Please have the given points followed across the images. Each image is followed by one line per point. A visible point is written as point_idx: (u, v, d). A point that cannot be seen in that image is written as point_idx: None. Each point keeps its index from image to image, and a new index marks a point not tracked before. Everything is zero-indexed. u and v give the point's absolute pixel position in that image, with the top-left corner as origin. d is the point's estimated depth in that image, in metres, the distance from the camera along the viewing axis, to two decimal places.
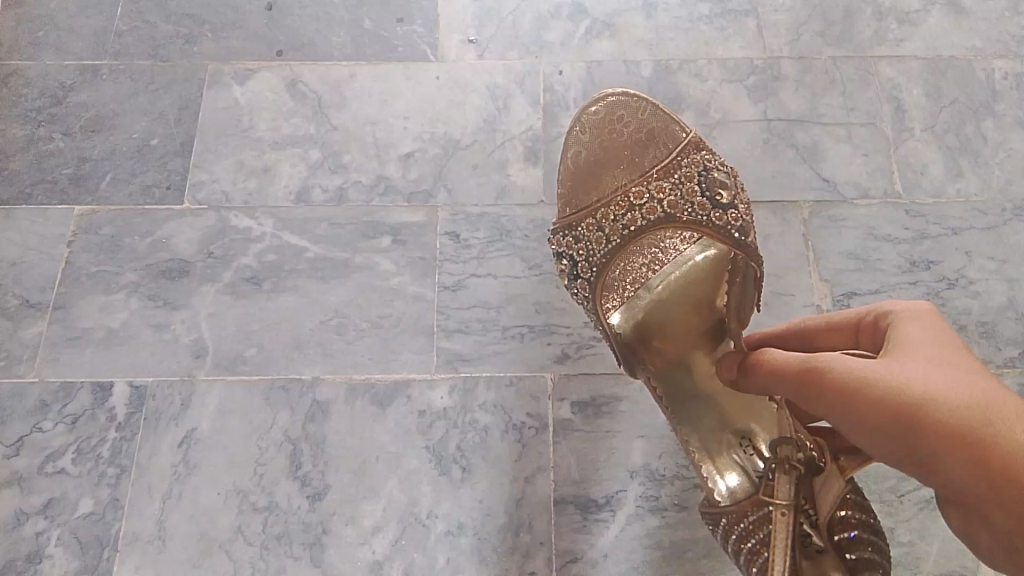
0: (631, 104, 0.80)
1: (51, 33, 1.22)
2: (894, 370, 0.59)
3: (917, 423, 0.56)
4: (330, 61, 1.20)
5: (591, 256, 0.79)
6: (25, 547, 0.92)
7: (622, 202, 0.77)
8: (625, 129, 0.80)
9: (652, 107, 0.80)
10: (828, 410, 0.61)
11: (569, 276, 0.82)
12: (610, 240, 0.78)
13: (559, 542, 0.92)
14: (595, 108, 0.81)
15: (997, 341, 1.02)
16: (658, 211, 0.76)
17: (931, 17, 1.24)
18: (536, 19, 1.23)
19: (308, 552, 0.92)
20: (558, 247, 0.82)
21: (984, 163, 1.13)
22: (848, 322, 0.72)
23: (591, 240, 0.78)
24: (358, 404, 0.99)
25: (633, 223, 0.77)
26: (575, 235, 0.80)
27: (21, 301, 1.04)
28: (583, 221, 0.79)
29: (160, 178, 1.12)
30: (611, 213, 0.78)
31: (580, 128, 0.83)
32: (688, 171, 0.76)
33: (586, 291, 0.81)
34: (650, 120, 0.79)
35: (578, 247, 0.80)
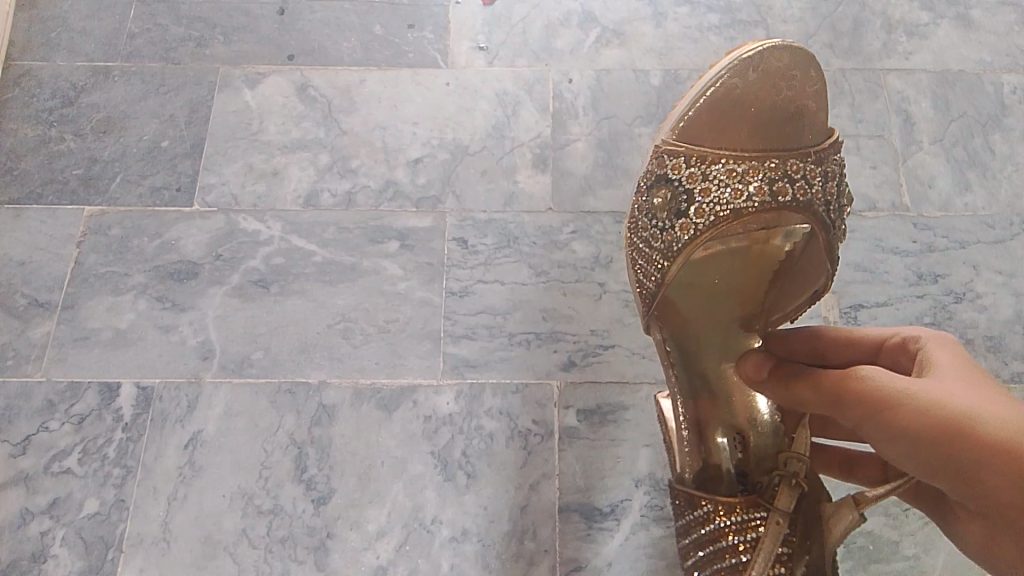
0: (807, 67, 0.72)
1: (63, 34, 1.22)
2: (931, 387, 0.60)
3: (958, 439, 0.56)
4: (341, 66, 1.21)
5: (714, 208, 0.74)
6: (30, 546, 0.92)
7: (773, 170, 0.72)
8: (791, 88, 0.72)
9: (819, 86, 0.73)
10: (860, 421, 0.61)
11: (671, 210, 0.75)
12: (745, 201, 0.73)
13: (564, 550, 0.92)
14: (775, 46, 0.72)
15: (1004, 355, 1.02)
16: (804, 197, 0.72)
17: (939, 30, 1.24)
18: (546, 27, 1.24)
19: (312, 556, 0.92)
20: (677, 175, 0.74)
21: (992, 177, 1.13)
22: (870, 341, 0.72)
23: (724, 187, 0.73)
24: (364, 408, 0.99)
25: (775, 190, 0.72)
26: (702, 172, 0.73)
27: (30, 300, 1.05)
28: (721, 168, 0.73)
29: (170, 180, 1.12)
30: (759, 175, 0.72)
31: (757, 63, 0.71)
32: (832, 170, 0.74)
33: (684, 233, 0.75)
34: (810, 98, 0.73)
35: (706, 188, 0.74)
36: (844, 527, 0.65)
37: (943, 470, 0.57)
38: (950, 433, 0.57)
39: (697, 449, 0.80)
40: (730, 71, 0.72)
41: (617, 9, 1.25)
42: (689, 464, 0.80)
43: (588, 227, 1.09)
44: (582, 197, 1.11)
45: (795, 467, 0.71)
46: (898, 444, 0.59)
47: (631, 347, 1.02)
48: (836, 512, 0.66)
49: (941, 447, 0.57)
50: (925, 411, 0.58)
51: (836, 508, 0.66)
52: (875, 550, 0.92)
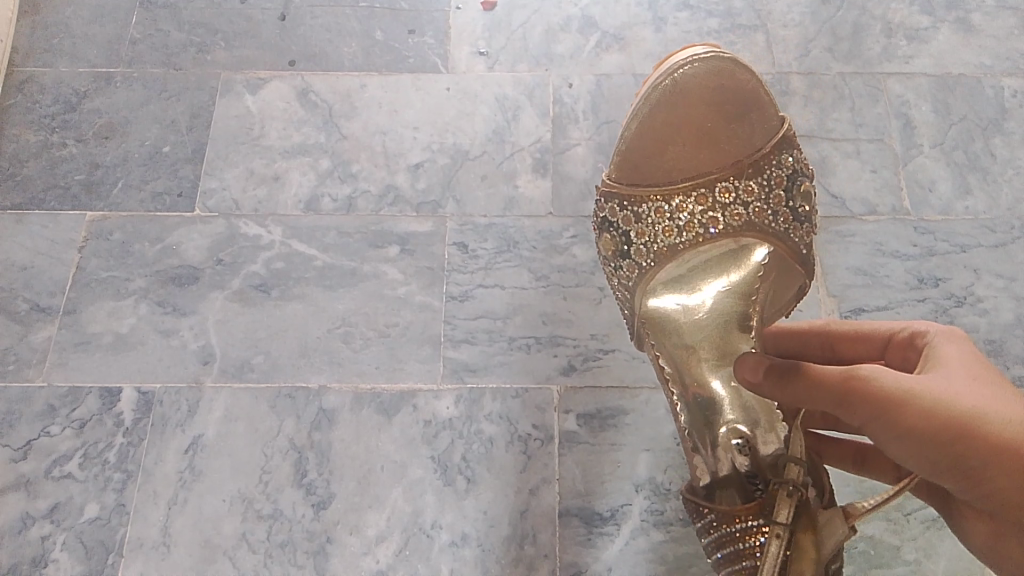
0: (727, 76, 0.76)
1: (66, 41, 1.23)
2: (937, 386, 0.61)
3: (967, 440, 0.58)
4: (342, 71, 1.21)
5: (655, 239, 0.78)
6: (30, 551, 0.92)
7: (706, 196, 0.77)
8: (712, 108, 0.76)
9: (751, 85, 0.77)
10: (868, 422, 0.61)
11: (619, 252, 0.81)
12: (683, 229, 0.78)
13: (563, 554, 0.92)
14: (690, 70, 0.76)
15: (1005, 359, 1.02)
16: (741, 214, 0.76)
17: (939, 34, 1.24)
18: (546, 32, 1.24)
19: (311, 561, 0.92)
20: (618, 216, 0.80)
21: (992, 180, 1.13)
22: (881, 335, 0.76)
23: (660, 225, 0.78)
24: (364, 412, 0.99)
25: (709, 217, 0.77)
26: (637, 213, 0.79)
27: (31, 305, 1.05)
28: (656, 201, 0.78)
29: (171, 185, 1.12)
30: (694, 204, 0.77)
31: (676, 86, 0.76)
32: (777, 173, 0.77)
33: (632, 273, 0.80)
34: (745, 100, 0.77)
35: (643, 228, 0.79)
36: (834, 542, 0.63)
37: (950, 469, 0.59)
38: (960, 434, 0.58)
39: (707, 454, 0.75)
40: (652, 100, 0.77)
41: (618, 13, 1.26)
42: (700, 470, 0.75)
43: (588, 231, 1.09)
44: (582, 201, 1.11)
45: (792, 474, 0.67)
46: (906, 444, 0.60)
47: (630, 352, 1.02)
48: (827, 524, 0.64)
49: (949, 447, 0.59)
50: (935, 411, 0.59)
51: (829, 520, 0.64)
52: (876, 555, 0.92)
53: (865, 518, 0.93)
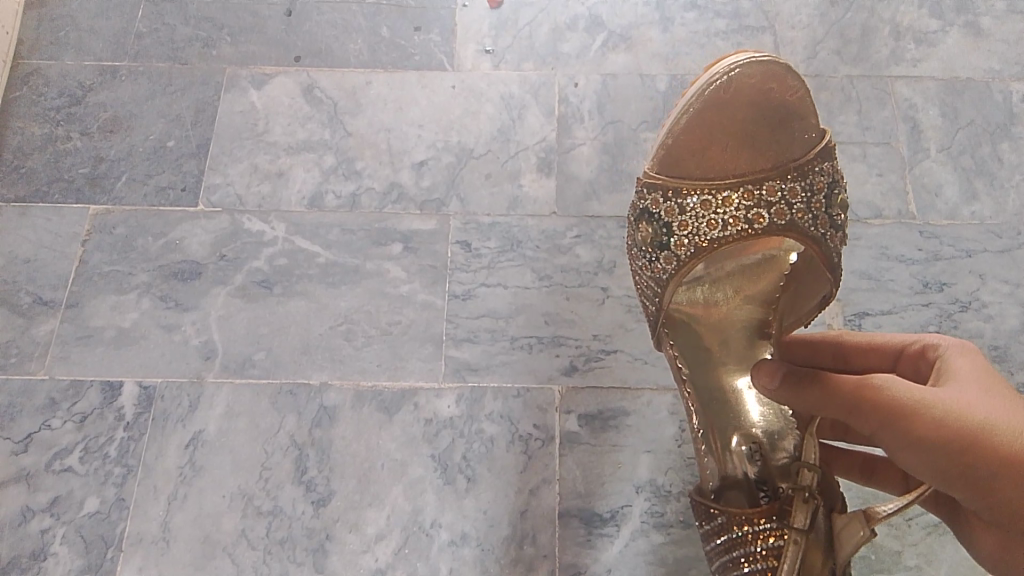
0: (783, 79, 0.68)
1: (72, 34, 1.23)
2: (948, 395, 0.61)
3: (976, 449, 0.58)
4: (347, 68, 1.21)
5: (695, 236, 0.72)
6: (29, 544, 0.92)
7: (748, 195, 0.71)
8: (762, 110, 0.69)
9: (803, 93, 0.69)
10: (878, 429, 0.62)
11: (654, 244, 0.75)
12: (726, 228, 0.71)
13: (563, 555, 0.92)
14: (746, 69, 0.67)
15: (1010, 365, 1.01)
16: (786, 216, 0.70)
17: (948, 38, 1.24)
18: (552, 31, 1.24)
19: (311, 558, 0.92)
20: (656, 207, 0.73)
21: (1000, 186, 1.13)
22: (892, 350, 0.76)
23: (701, 220, 0.72)
24: (365, 410, 0.99)
25: (751, 217, 0.71)
26: (682, 205, 0.72)
27: (34, 298, 1.05)
28: (697, 196, 0.72)
29: (175, 180, 1.12)
30: (737, 202, 0.71)
31: (726, 90, 0.68)
32: (819, 178, 0.72)
33: (669, 265, 0.74)
34: (796, 106, 0.70)
35: (685, 223, 0.72)
36: (851, 547, 0.64)
37: (959, 480, 0.59)
38: (970, 444, 0.58)
39: (718, 458, 0.79)
40: (700, 103, 0.68)
41: (625, 13, 1.25)
42: (710, 473, 0.80)
43: (592, 232, 1.09)
44: (586, 201, 1.11)
45: (807, 479, 0.69)
46: (916, 454, 0.60)
47: (633, 353, 1.01)
48: (847, 528, 0.64)
49: (959, 455, 0.58)
50: (945, 421, 0.59)
51: (848, 521, 0.64)
52: (876, 560, 0.91)
53: None
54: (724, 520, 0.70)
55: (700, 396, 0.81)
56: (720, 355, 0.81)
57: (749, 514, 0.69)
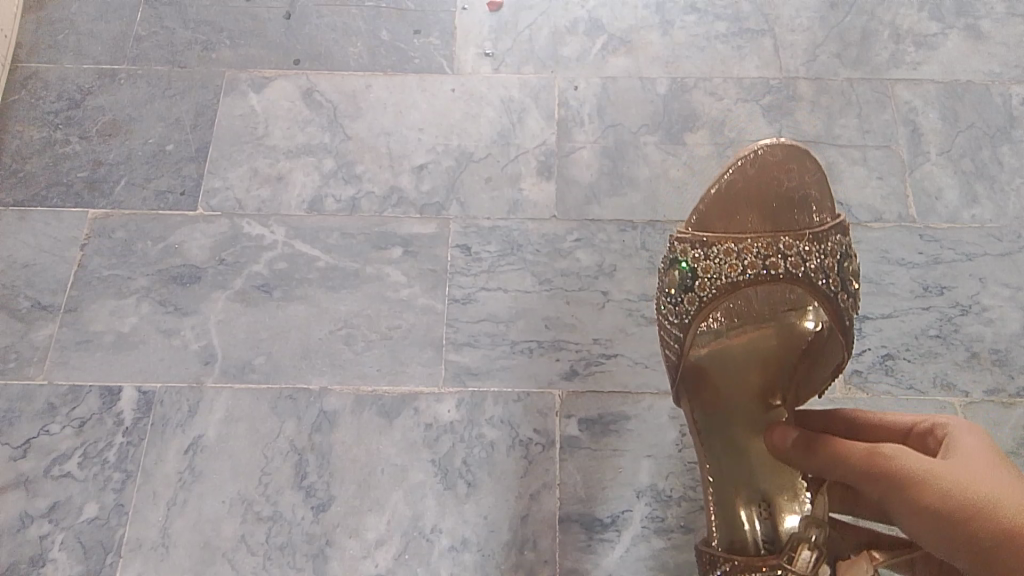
0: (802, 160, 0.72)
1: (71, 37, 1.23)
2: (957, 466, 0.59)
3: (977, 521, 0.56)
4: (347, 71, 1.21)
5: (716, 281, 0.74)
6: (28, 550, 0.92)
7: (768, 248, 0.72)
8: (786, 182, 0.73)
9: (820, 174, 0.74)
10: (886, 498, 0.61)
11: (679, 287, 0.76)
12: (745, 275, 0.73)
13: (563, 561, 0.92)
14: (771, 148, 0.72)
15: (1010, 369, 1.01)
16: (801, 269, 0.72)
17: (948, 41, 1.24)
18: (553, 34, 1.24)
19: (310, 563, 0.92)
20: (683, 255, 0.75)
21: (1000, 189, 1.12)
22: (901, 427, 0.71)
23: (723, 266, 0.73)
24: (365, 415, 0.99)
25: (770, 270, 0.72)
26: (708, 253, 0.74)
27: (32, 303, 1.05)
28: (721, 247, 0.73)
29: (174, 184, 1.12)
30: (757, 251, 0.73)
31: (752, 163, 0.72)
32: (835, 246, 0.74)
33: (691, 306, 0.75)
34: (812, 185, 0.74)
35: (707, 270, 0.74)
36: None
37: (963, 552, 0.56)
38: (975, 514, 0.56)
39: (727, 514, 0.80)
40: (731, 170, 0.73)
41: (625, 17, 1.25)
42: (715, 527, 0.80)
43: (593, 236, 1.09)
44: (587, 205, 1.11)
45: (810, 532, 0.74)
46: (921, 524, 0.59)
47: (633, 357, 1.01)
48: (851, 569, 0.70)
49: (960, 526, 0.56)
50: (951, 491, 0.58)
51: (852, 564, 0.70)
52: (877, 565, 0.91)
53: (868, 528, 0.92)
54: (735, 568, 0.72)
55: (710, 445, 0.82)
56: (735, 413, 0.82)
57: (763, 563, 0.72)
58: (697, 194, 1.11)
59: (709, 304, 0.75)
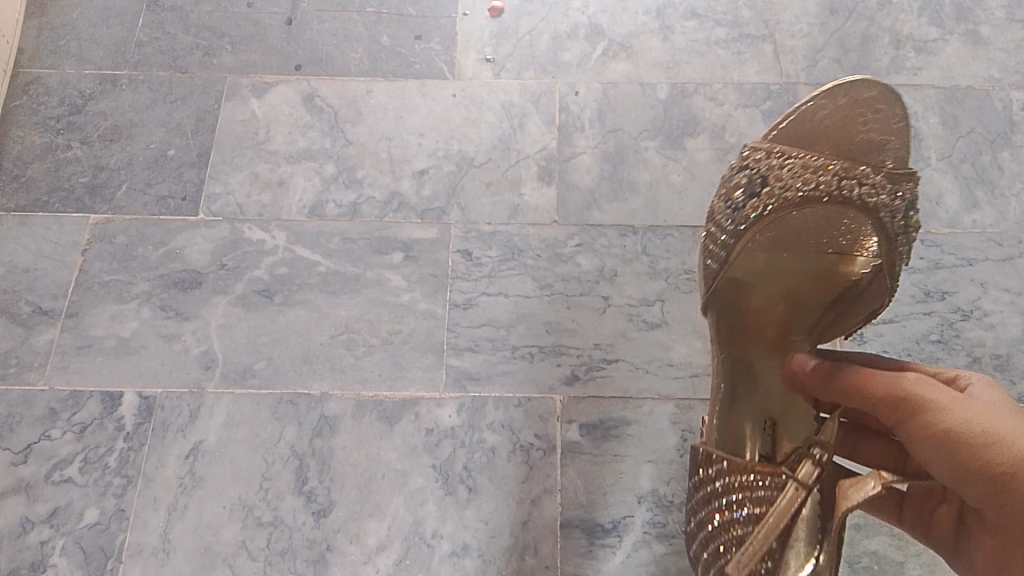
0: (892, 105, 0.75)
1: (73, 42, 1.23)
2: (971, 402, 0.61)
3: (984, 451, 0.58)
4: (348, 77, 1.21)
5: (784, 193, 0.75)
6: (28, 555, 0.92)
7: (842, 175, 0.74)
8: (869, 123, 0.76)
9: (904, 125, 0.76)
10: (902, 424, 0.63)
11: (742, 194, 0.77)
12: (815, 194, 0.74)
13: (564, 566, 0.92)
14: (867, 85, 0.74)
15: (1011, 374, 1.01)
16: (869, 203, 0.73)
17: (948, 46, 1.24)
18: (553, 39, 1.24)
19: (311, 569, 0.92)
20: (755, 164, 0.76)
21: (1000, 194, 1.13)
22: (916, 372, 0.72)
23: (797, 180, 0.74)
24: (366, 421, 0.99)
25: (842, 194, 0.73)
26: (780, 166, 0.75)
27: (33, 308, 1.05)
28: (796, 162, 0.74)
29: (176, 189, 1.12)
30: (830, 175, 0.74)
31: (845, 93, 0.74)
32: (906, 196, 0.74)
33: (752, 214, 0.76)
34: (893, 132, 0.76)
35: (781, 180, 0.75)
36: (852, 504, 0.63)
37: (978, 479, 0.58)
38: (982, 444, 0.58)
39: (729, 425, 0.80)
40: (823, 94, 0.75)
41: (625, 22, 1.25)
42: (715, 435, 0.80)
43: (593, 241, 1.09)
44: (587, 210, 1.11)
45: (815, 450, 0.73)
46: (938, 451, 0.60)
47: (634, 362, 1.01)
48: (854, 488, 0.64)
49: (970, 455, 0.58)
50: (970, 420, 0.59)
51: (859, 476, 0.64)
52: (879, 570, 0.91)
53: (869, 533, 0.92)
54: (724, 469, 0.73)
55: (728, 361, 0.82)
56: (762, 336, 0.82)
57: (756, 467, 0.72)
58: (697, 199, 1.12)
59: (770, 215, 0.76)
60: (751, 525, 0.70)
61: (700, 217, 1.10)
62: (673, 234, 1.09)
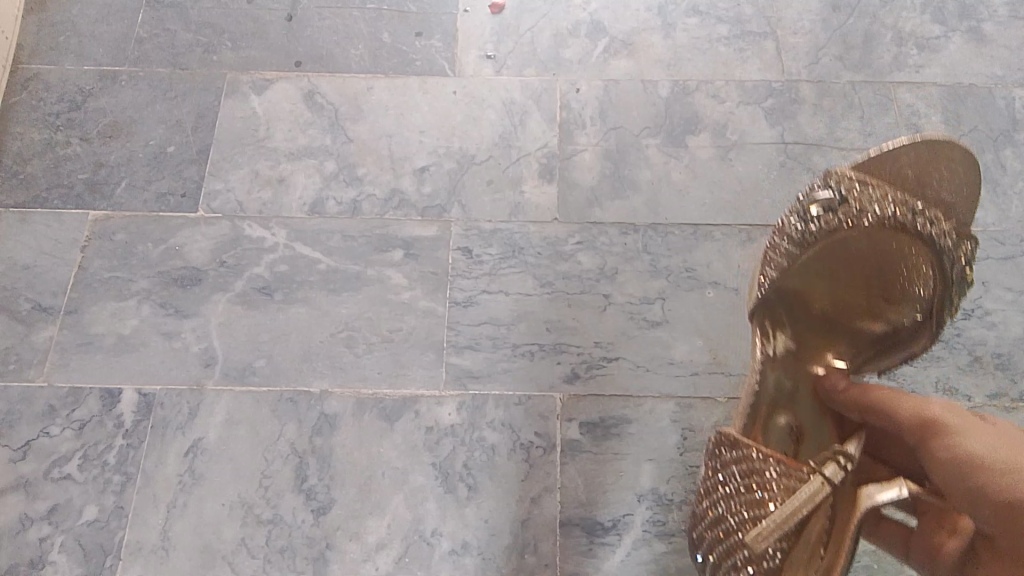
0: (957, 167, 0.74)
1: (72, 39, 1.23)
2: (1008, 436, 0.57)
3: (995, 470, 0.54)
4: (348, 73, 1.20)
5: (846, 221, 0.73)
6: (27, 553, 0.92)
7: (909, 213, 0.71)
8: (946, 178, 0.74)
9: (971, 184, 0.75)
10: (927, 447, 0.62)
11: (806, 213, 0.75)
12: (877, 225, 0.71)
13: (565, 564, 0.92)
14: (952, 147, 0.73)
15: (1013, 373, 1.01)
16: (937, 244, 0.69)
17: (951, 44, 1.23)
18: (554, 36, 1.23)
19: (311, 567, 0.91)
20: (829, 190, 0.74)
21: (1003, 192, 1.12)
22: None
23: (872, 210, 0.72)
24: (366, 418, 0.98)
25: (902, 227, 0.70)
26: (849, 197, 0.73)
27: (33, 305, 1.05)
28: (866, 193, 0.73)
29: (176, 186, 1.12)
30: (897, 210, 0.71)
31: (921, 146, 0.73)
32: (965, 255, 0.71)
33: (811, 233, 0.75)
34: (956, 195, 0.75)
35: (859, 207, 0.72)
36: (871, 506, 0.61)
37: (981, 502, 0.54)
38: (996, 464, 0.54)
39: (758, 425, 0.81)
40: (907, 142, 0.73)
41: (627, 19, 1.25)
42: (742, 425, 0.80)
43: (594, 239, 1.09)
44: (588, 208, 1.11)
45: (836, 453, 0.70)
46: (954, 471, 0.57)
47: (635, 360, 1.01)
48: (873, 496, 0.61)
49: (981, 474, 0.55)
50: (993, 447, 0.56)
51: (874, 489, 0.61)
52: (879, 569, 0.91)
53: None
54: (750, 454, 0.71)
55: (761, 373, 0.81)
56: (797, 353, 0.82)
57: (783, 460, 0.69)
58: (699, 197, 1.11)
59: (836, 236, 0.74)
60: (761, 514, 0.68)
61: (701, 215, 1.10)
62: (674, 232, 1.09)
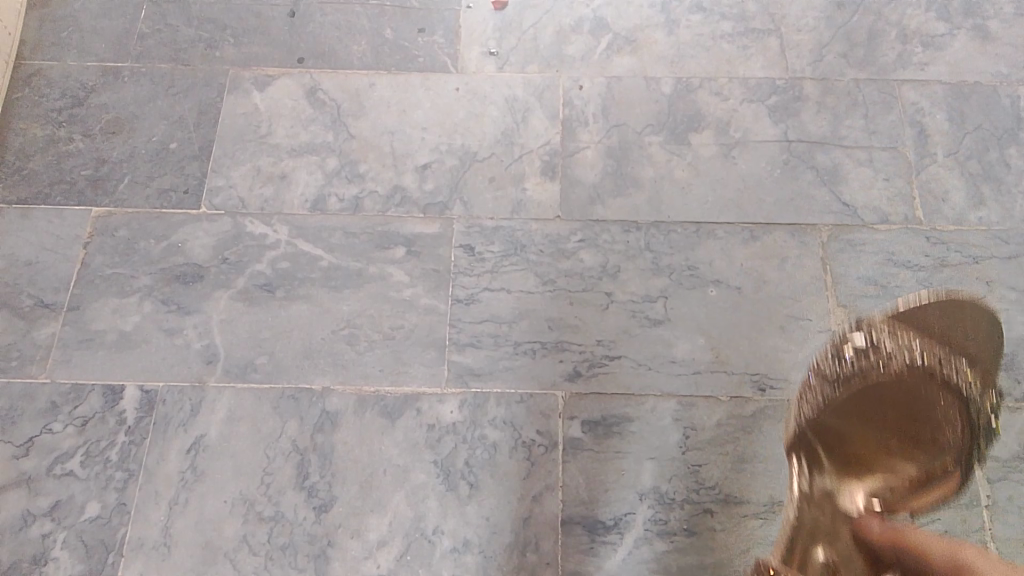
0: (993, 324, 0.82)
1: (74, 34, 1.22)
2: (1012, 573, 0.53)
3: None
4: (351, 70, 1.20)
5: (888, 359, 0.82)
6: (30, 549, 0.92)
7: (932, 357, 0.81)
8: (975, 331, 0.82)
9: (999, 345, 0.84)
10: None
11: (839, 352, 0.84)
12: (911, 365, 0.81)
13: (566, 563, 0.92)
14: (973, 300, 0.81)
15: (1017, 373, 1.00)
16: (954, 383, 0.81)
17: (956, 41, 1.23)
18: (557, 33, 1.23)
19: (312, 564, 0.92)
20: (871, 329, 0.82)
21: (1007, 191, 1.12)
22: None
23: (905, 353, 0.81)
24: (367, 416, 0.98)
25: (934, 371, 0.81)
26: (890, 342, 0.82)
27: (35, 301, 1.05)
28: (901, 334, 0.82)
29: (178, 182, 1.12)
30: (928, 352, 0.81)
31: (958, 300, 0.81)
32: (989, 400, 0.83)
33: (857, 368, 0.82)
34: (988, 347, 0.83)
35: (887, 353, 0.82)
36: None
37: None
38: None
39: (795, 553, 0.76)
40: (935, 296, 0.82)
41: (630, 15, 1.24)
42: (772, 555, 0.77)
43: (597, 237, 1.08)
44: (591, 206, 1.10)
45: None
46: None
47: (637, 359, 1.01)
48: None
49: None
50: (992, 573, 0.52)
51: None
52: None
53: None
54: None
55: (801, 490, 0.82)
56: (839, 489, 0.81)
57: None
58: (702, 195, 1.11)
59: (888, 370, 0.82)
60: None
61: (704, 213, 1.10)
62: (677, 230, 1.09)
